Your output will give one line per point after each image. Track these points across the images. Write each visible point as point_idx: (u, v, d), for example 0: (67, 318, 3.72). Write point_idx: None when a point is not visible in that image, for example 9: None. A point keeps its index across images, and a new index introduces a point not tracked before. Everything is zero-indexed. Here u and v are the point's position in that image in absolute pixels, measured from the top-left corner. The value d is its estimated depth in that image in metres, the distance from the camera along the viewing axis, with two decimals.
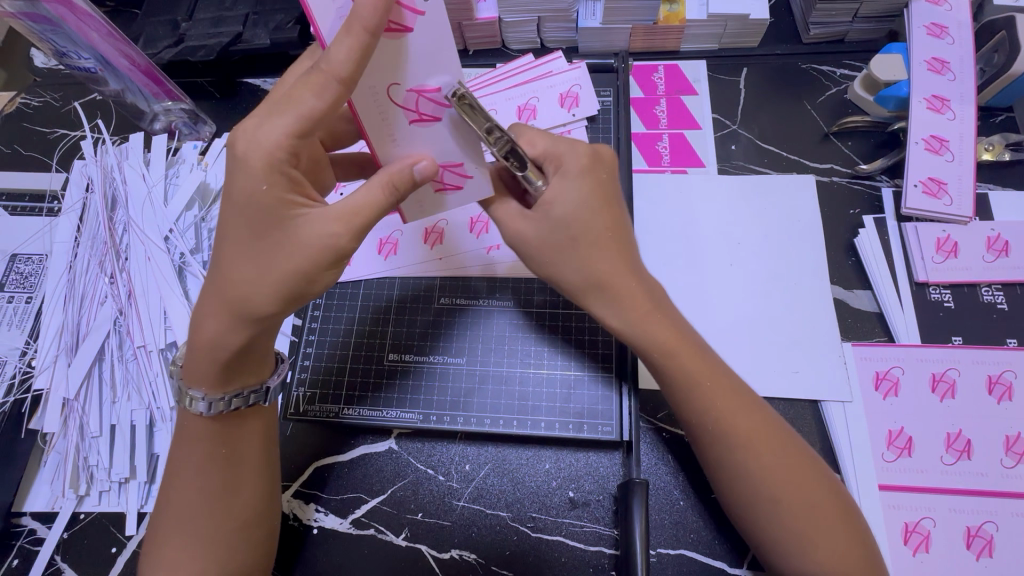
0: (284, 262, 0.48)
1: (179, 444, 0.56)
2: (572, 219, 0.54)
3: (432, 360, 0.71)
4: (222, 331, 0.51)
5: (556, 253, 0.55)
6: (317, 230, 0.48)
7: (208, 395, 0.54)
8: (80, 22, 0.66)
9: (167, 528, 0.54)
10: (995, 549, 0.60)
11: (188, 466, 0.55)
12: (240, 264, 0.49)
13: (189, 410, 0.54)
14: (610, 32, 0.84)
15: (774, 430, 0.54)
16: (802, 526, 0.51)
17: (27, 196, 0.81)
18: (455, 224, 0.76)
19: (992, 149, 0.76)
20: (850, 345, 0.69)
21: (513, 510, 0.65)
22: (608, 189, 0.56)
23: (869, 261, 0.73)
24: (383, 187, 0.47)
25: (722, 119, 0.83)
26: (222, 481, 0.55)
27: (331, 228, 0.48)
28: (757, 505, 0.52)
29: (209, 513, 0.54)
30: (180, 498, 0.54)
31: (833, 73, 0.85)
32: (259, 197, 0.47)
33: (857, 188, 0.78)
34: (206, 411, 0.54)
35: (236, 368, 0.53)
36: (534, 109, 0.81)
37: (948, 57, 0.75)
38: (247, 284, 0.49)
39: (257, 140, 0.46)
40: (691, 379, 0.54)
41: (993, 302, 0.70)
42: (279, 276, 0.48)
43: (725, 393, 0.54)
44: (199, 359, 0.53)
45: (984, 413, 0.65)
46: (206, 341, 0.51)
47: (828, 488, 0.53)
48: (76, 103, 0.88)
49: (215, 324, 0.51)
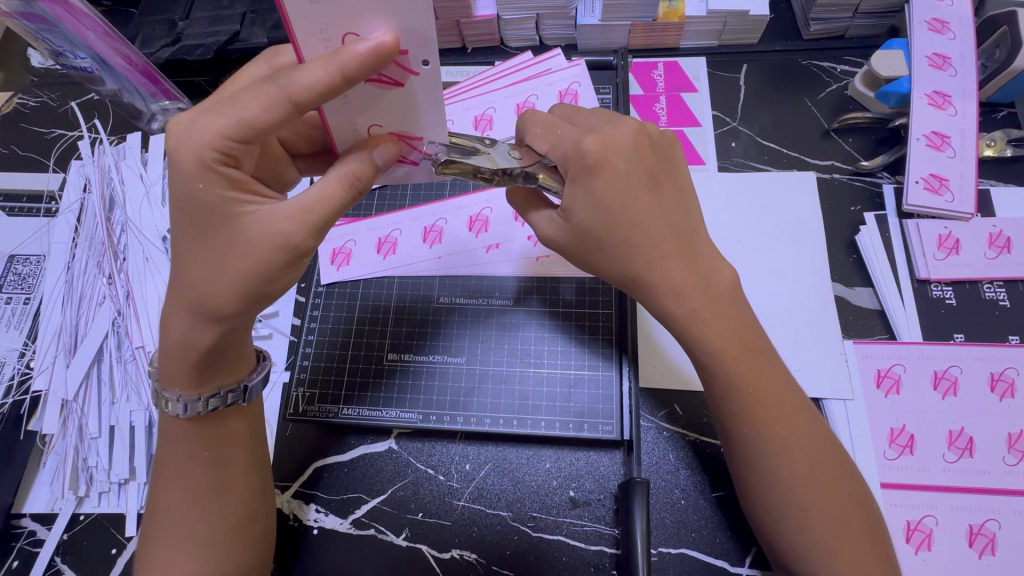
0: (236, 259, 0.47)
1: (165, 446, 0.55)
2: (594, 220, 0.53)
3: (431, 359, 0.71)
4: (188, 330, 0.50)
5: (590, 255, 0.55)
6: (269, 227, 0.46)
7: (183, 396, 0.53)
8: (77, 21, 0.66)
9: (159, 531, 0.54)
10: (997, 547, 0.60)
11: (174, 470, 0.54)
12: (195, 263, 0.48)
13: (165, 412, 0.54)
14: (610, 29, 0.83)
15: (812, 437, 0.53)
16: (828, 533, 0.51)
17: (24, 196, 0.81)
18: (454, 223, 0.76)
19: (994, 145, 0.76)
20: (851, 342, 0.69)
21: (514, 509, 0.65)
22: (629, 180, 0.52)
23: (870, 257, 0.72)
24: (341, 179, 0.47)
25: (722, 116, 0.83)
26: (210, 483, 0.54)
27: (284, 223, 0.46)
28: (780, 509, 0.52)
29: (199, 516, 0.54)
30: (168, 501, 0.54)
31: (834, 68, 0.84)
32: (197, 196, 0.45)
33: (858, 185, 0.78)
34: (183, 413, 0.53)
35: (208, 366, 0.53)
36: (533, 107, 0.80)
37: (950, 53, 0.75)
38: (205, 282, 0.48)
39: (192, 133, 0.44)
40: (730, 381, 0.54)
41: (995, 298, 0.70)
42: (238, 274, 0.47)
43: (771, 397, 0.53)
44: (170, 358, 0.52)
45: (986, 410, 0.65)
46: (175, 341, 0.51)
47: (855, 496, 0.53)
48: (74, 102, 0.88)
49: (181, 323, 0.50)
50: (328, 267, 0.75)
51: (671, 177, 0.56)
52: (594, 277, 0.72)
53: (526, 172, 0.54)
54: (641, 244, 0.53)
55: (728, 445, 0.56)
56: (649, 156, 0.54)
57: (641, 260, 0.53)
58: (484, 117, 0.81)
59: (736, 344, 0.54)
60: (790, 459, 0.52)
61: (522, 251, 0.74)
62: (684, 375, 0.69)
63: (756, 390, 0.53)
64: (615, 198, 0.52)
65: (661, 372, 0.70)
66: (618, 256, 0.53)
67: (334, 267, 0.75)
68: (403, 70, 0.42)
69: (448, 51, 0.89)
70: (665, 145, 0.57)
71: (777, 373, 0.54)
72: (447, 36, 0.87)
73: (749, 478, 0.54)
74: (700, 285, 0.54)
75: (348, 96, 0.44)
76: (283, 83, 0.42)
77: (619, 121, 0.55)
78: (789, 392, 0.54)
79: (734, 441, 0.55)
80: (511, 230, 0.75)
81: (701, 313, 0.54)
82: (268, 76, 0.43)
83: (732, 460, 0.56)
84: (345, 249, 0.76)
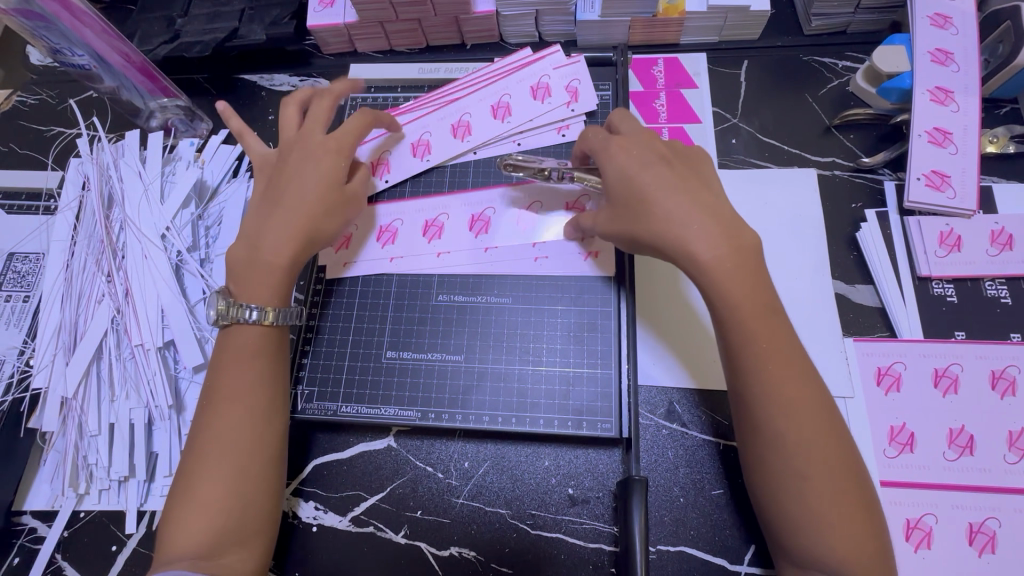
0: (340, 204, 0.65)
1: (227, 365, 0.59)
2: (654, 191, 0.57)
3: (430, 356, 0.71)
4: (285, 251, 0.62)
5: (633, 216, 0.58)
6: (367, 189, 0.69)
7: (265, 302, 0.60)
8: (74, 18, 0.66)
9: (200, 456, 0.55)
10: (997, 545, 0.60)
11: (230, 391, 0.57)
12: (293, 199, 0.63)
13: (232, 318, 0.60)
14: (609, 25, 0.83)
15: (816, 399, 0.52)
16: (828, 506, 0.50)
17: (23, 195, 0.81)
18: (455, 222, 0.75)
19: (997, 141, 0.75)
20: (851, 340, 0.69)
21: (512, 506, 0.65)
22: (681, 174, 0.59)
23: (871, 254, 0.72)
24: (383, 175, 0.73)
25: (722, 112, 0.83)
26: (258, 410, 0.57)
27: (366, 188, 0.69)
28: (780, 472, 0.51)
29: (245, 443, 0.56)
30: (219, 426, 0.56)
31: (835, 65, 0.84)
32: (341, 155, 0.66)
33: (859, 182, 0.77)
34: (256, 317, 0.60)
35: (286, 281, 0.62)
36: (548, 88, 0.79)
37: (953, 48, 0.74)
38: (319, 210, 0.63)
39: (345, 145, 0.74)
40: (752, 328, 0.53)
41: (996, 296, 0.69)
42: (333, 217, 0.65)
43: (781, 350, 0.53)
44: (261, 272, 0.61)
45: (987, 407, 0.64)
46: (261, 255, 0.62)
47: (856, 467, 0.51)
48: (72, 100, 0.88)
49: (280, 248, 0.62)
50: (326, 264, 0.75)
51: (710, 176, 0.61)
52: (593, 275, 0.72)
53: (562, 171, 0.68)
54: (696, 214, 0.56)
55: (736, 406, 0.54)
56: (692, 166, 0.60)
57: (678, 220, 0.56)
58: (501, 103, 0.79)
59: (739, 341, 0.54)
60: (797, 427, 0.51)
61: (522, 254, 0.73)
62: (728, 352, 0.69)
63: (772, 341, 0.53)
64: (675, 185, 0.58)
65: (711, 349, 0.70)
66: (658, 221, 0.57)
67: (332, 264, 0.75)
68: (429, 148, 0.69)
69: (448, 47, 0.89)
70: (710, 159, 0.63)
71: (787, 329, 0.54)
72: (446, 33, 0.86)
73: (755, 439, 0.53)
74: None
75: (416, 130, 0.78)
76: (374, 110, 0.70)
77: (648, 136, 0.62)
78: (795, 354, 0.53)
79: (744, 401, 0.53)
80: (512, 234, 0.74)
81: None
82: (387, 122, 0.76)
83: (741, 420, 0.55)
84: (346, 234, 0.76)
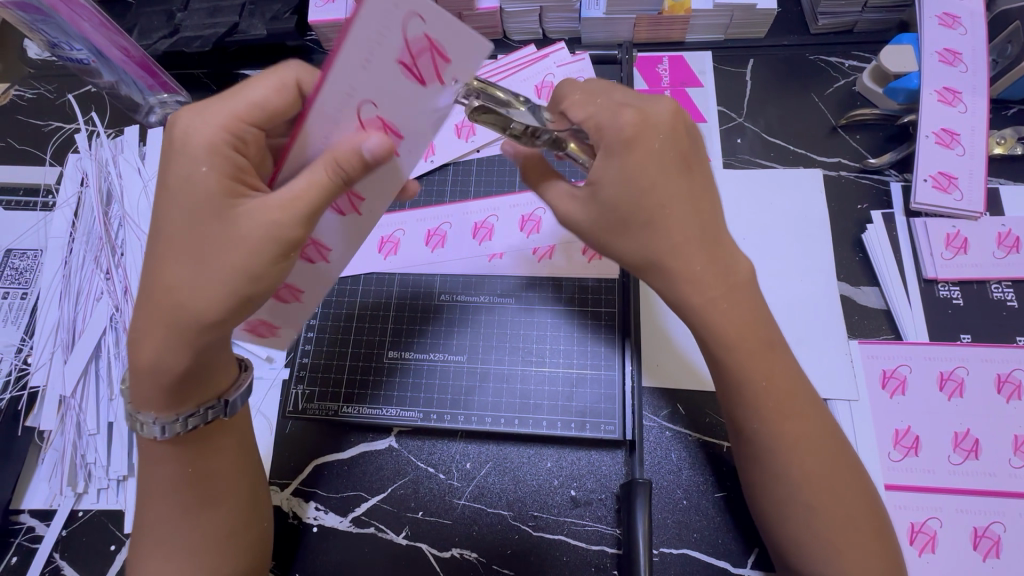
0: (219, 259, 0.45)
1: (148, 461, 0.53)
2: (624, 195, 0.50)
3: (432, 356, 0.71)
4: (161, 352, 0.47)
5: (611, 235, 0.53)
6: (261, 220, 0.45)
7: (159, 418, 0.50)
8: (71, 11, 0.65)
9: (151, 539, 0.53)
10: (1001, 550, 0.59)
11: (159, 487, 0.53)
12: (174, 266, 0.45)
13: (142, 435, 0.51)
14: (614, 23, 0.82)
15: (822, 429, 0.53)
16: (837, 533, 0.50)
17: (21, 190, 0.80)
18: (458, 228, 0.75)
19: (1004, 142, 0.75)
20: (857, 342, 0.68)
21: (515, 508, 0.65)
22: (661, 159, 0.50)
23: (877, 256, 0.71)
24: (327, 166, 0.45)
25: (727, 112, 0.82)
26: (196, 499, 0.53)
27: (275, 215, 0.45)
28: (789, 507, 0.52)
29: (189, 529, 0.53)
30: (157, 519, 0.53)
31: (842, 64, 0.83)
32: (199, 180, 0.45)
33: (866, 183, 0.76)
34: (161, 435, 0.50)
35: (185, 387, 0.49)
36: (552, 86, 0.80)
37: (961, 48, 0.73)
38: (192, 289, 0.45)
39: (195, 125, 0.45)
40: (743, 380, 0.53)
41: (1003, 299, 0.69)
42: (225, 274, 0.45)
43: (784, 399, 0.52)
44: (143, 379, 0.49)
45: (993, 411, 0.64)
46: (148, 364, 0.47)
47: (861, 493, 0.52)
48: (71, 95, 0.87)
49: (152, 347, 0.47)
50: None
51: (703, 162, 0.54)
52: (596, 276, 0.72)
53: (555, 138, 0.53)
54: (668, 228, 0.51)
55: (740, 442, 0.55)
56: (684, 138, 0.52)
57: (662, 241, 0.52)
58: None
59: (762, 344, 0.53)
60: (798, 457, 0.51)
61: (524, 260, 0.73)
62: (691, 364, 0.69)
63: (770, 383, 0.52)
64: (654, 181, 0.50)
65: (673, 364, 0.69)
66: (642, 238, 0.52)
67: None
68: (422, 42, 0.41)
69: None
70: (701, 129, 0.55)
71: (785, 371, 0.53)
72: None
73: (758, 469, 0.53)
74: (729, 279, 0.53)
75: (374, 55, 0.41)
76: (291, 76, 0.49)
77: (657, 95, 0.53)
78: (801, 388, 0.53)
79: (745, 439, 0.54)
80: (516, 241, 0.74)
81: (719, 303, 0.52)
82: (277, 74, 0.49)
83: (743, 458, 0.55)
84: None
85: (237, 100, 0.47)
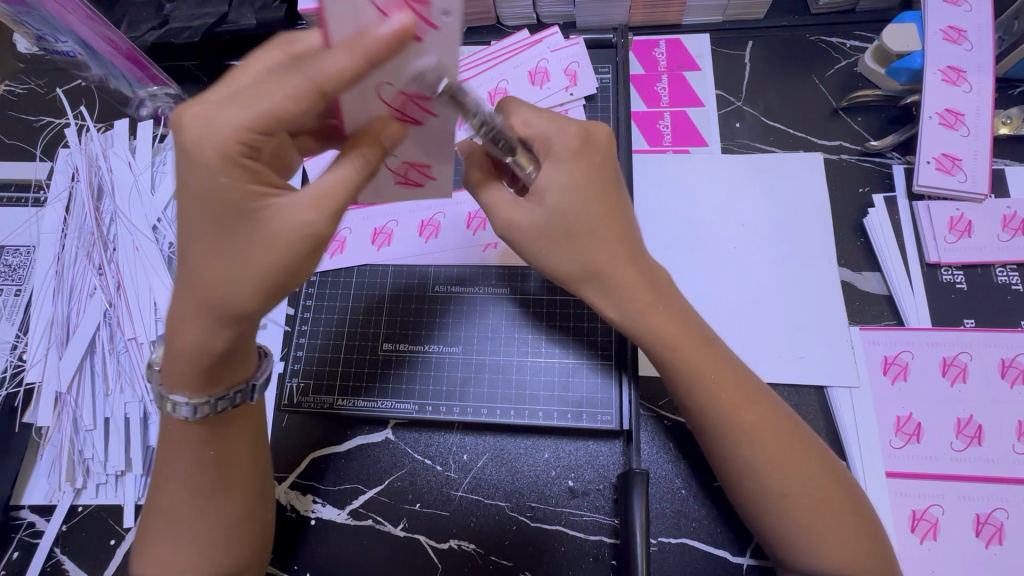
0: (254, 252, 0.44)
1: (164, 445, 0.53)
2: (568, 204, 0.50)
3: (426, 349, 0.70)
4: (204, 336, 0.46)
5: (557, 246, 0.51)
6: (291, 218, 0.44)
7: (192, 399, 0.50)
8: (58, 5, 0.64)
9: (153, 529, 0.53)
10: (1004, 537, 0.59)
11: (178, 471, 0.52)
12: (208, 259, 0.44)
13: (172, 416, 0.51)
14: (609, 6, 0.80)
15: (781, 417, 0.52)
16: (813, 522, 0.50)
17: (13, 186, 0.80)
18: (451, 218, 0.74)
19: (1011, 122, 0.73)
20: (858, 329, 0.67)
21: (512, 499, 0.64)
22: (604, 170, 0.52)
23: (878, 241, 0.70)
24: (354, 162, 0.45)
25: (726, 95, 0.80)
26: (212, 484, 0.53)
27: (303, 214, 0.44)
28: (761, 501, 0.51)
29: (201, 515, 0.53)
30: (177, 499, 0.53)
31: (843, 44, 0.81)
32: (221, 190, 0.42)
33: (867, 166, 0.75)
34: (191, 416, 0.50)
35: (221, 370, 0.49)
36: (546, 72, 0.79)
37: (966, 25, 0.71)
38: (222, 281, 0.44)
39: (215, 126, 0.42)
40: (693, 374, 0.52)
41: (1008, 283, 0.68)
42: (255, 270, 0.44)
43: (732, 390, 0.52)
44: (176, 364, 0.49)
45: (996, 397, 0.63)
46: (187, 345, 0.47)
47: (835, 480, 0.51)
48: (60, 90, 0.86)
49: (195, 329, 0.46)
50: (321, 255, 0.74)
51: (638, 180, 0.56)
52: None
53: (510, 144, 0.49)
54: (606, 236, 0.51)
55: (703, 436, 0.54)
56: (613, 153, 0.54)
57: (603, 251, 0.51)
58: (498, 91, 0.79)
59: (708, 338, 0.54)
60: (762, 449, 0.51)
61: (520, 250, 0.73)
62: None
63: (717, 377, 0.52)
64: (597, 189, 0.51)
65: None
66: (588, 244, 0.51)
67: (327, 255, 0.74)
68: (425, 26, 0.38)
69: None
70: None
71: (729, 363, 0.53)
72: None
73: (726, 466, 0.53)
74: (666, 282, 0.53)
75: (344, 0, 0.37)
76: (307, 71, 0.41)
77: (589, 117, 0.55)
78: (751, 383, 0.53)
79: (705, 434, 0.54)
80: None
81: (654, 304, 0.52)
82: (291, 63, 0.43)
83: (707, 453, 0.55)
84: (339, 238, 0.75)
85: (256, 103, 0.42)
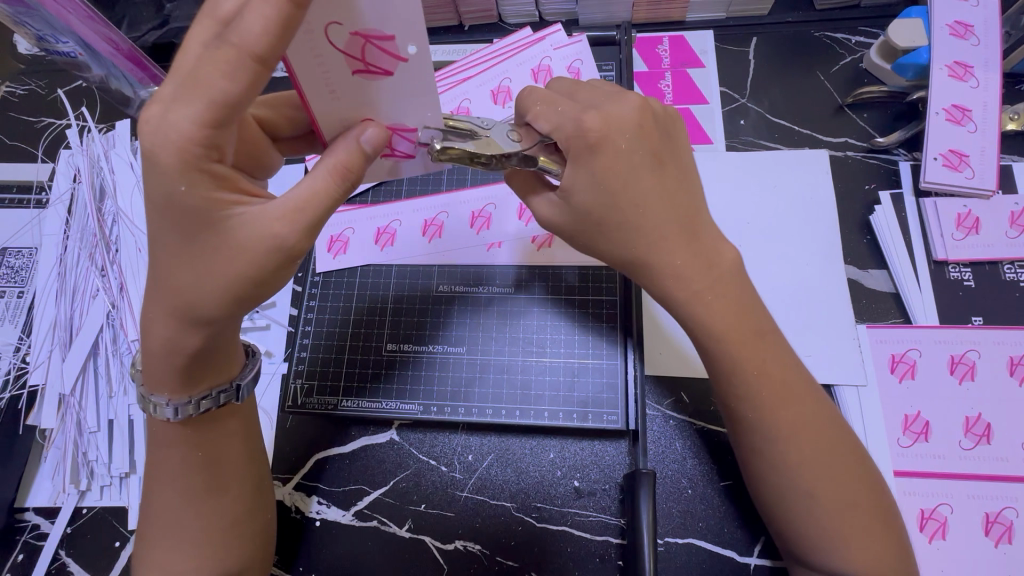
0: (222, 264, 0.43)
1: (153, 447, 0.53)
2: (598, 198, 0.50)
3: (431, 349, 0.70)
4: (172, 334, 0.47)
5: (590, 238, 0.53)
6: (260, 229, 0.43)
7: (173, 400, 0.50)
8: (58, 5, 0.64)
9: (156, 534, 0.53)
10: (1014, 536, 0.58)
11: (166, 472, 0.52)
12: (177, 264, 0.44)
13: (155, 417, 0.51)
14: (612, 3, 0.80)
15: (820, 411, 0.52)
16: (841, 523, 0.49)
17: (14, 187, 0.80)
18: (455, 218, 0.74)
19: (1018, 118, 0.73)
20: (865, 327, 0.67)
21: (518, 499, 0.64)
22: (630, 161, 0.50)
23: (885, 238, 0.70)
24: (332, 172, 0.44)
25: (730, 92, 0.80)
26: (206, 483, 0.53)
27: (272, 226, 0.43)
28: (791, 499, 0.51)
29: (198, 515, 0.53)
30: (166, 501, 0.52)
31: (848, 40, 0.80)
32: (183, 200, 0.42)
33: (873, 163, 0.74)
34: (173, 417, 0.51)
35: (195, 370, 0.49)
36: (549, 70, 0.78)
37: (973, 20, 0.71)
38: (189, 286, 0.44)
39: (169, 125, 0.40)
40: (736, 366, 0.51)
41: (1016, 279, 0.67)
42: (224, 278, 0.44)
43: (774, 384, 0.51)
44: (154, 362, 0.49)
45: (1004, 395, 0.63)
46: (160, 345, 0.48)
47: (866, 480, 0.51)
48: (61, 90, 0.86)
49: (164, 328, 0.47)
50: (323, 255, 0.73)
51: (677, 165, 0.53)
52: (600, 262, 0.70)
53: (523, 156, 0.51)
54: (644, 225, 0.51)
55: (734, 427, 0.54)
56: (652, 134, 0.52)
57: (641, 240, 0.51)
58: (501, 89, 0.78)
59: (757, 330, 0.52)
60: (798, 444, 0.50)
61: (521, 239, 0.72)
62: (688, 359, 0.67)
63: (759, 370, 0.51)
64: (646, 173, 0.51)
65: (668, 359, 0.68)
66: (618, 239, 0.51)
67: (330, 255, 0.74)
68: None
69: (445, 28, 0.87)
70: (673, 125, 0.55)
71: (771, 357, 0.52)
72: (443, 14, 0.84)
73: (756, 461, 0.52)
74: (718, 267, 0.52)
75: None
76: (238, 41, 0.38)
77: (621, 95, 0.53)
78: (795, 375, 0.52)
79: (739, 427, 0.53)
80: (513, 227, 0.73)
81: (704, 295, 0.52)
82: (219, 39, 0.39)
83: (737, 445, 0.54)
84: (343, 237, 0.74)
85: (203, 105, 0.39)
